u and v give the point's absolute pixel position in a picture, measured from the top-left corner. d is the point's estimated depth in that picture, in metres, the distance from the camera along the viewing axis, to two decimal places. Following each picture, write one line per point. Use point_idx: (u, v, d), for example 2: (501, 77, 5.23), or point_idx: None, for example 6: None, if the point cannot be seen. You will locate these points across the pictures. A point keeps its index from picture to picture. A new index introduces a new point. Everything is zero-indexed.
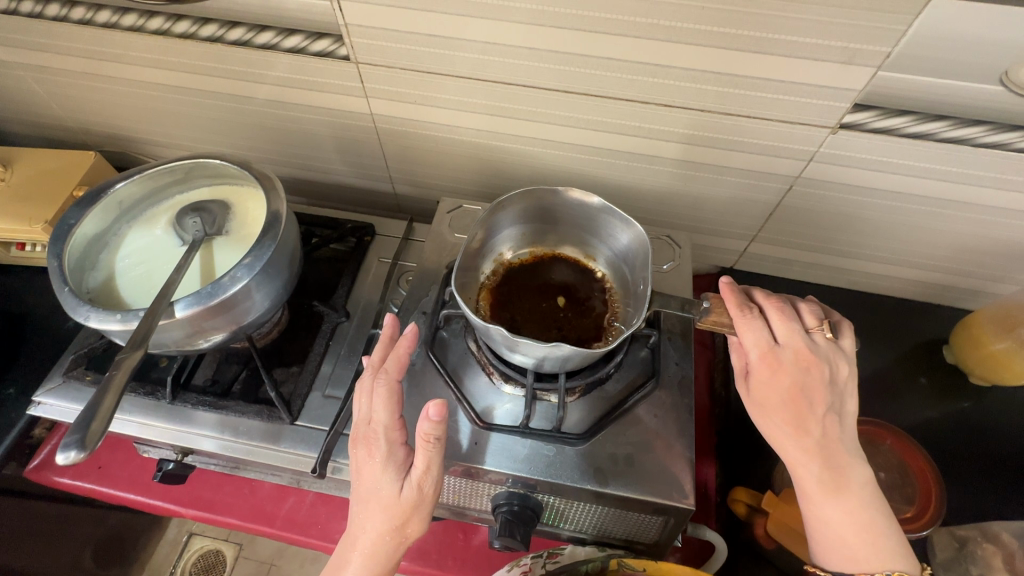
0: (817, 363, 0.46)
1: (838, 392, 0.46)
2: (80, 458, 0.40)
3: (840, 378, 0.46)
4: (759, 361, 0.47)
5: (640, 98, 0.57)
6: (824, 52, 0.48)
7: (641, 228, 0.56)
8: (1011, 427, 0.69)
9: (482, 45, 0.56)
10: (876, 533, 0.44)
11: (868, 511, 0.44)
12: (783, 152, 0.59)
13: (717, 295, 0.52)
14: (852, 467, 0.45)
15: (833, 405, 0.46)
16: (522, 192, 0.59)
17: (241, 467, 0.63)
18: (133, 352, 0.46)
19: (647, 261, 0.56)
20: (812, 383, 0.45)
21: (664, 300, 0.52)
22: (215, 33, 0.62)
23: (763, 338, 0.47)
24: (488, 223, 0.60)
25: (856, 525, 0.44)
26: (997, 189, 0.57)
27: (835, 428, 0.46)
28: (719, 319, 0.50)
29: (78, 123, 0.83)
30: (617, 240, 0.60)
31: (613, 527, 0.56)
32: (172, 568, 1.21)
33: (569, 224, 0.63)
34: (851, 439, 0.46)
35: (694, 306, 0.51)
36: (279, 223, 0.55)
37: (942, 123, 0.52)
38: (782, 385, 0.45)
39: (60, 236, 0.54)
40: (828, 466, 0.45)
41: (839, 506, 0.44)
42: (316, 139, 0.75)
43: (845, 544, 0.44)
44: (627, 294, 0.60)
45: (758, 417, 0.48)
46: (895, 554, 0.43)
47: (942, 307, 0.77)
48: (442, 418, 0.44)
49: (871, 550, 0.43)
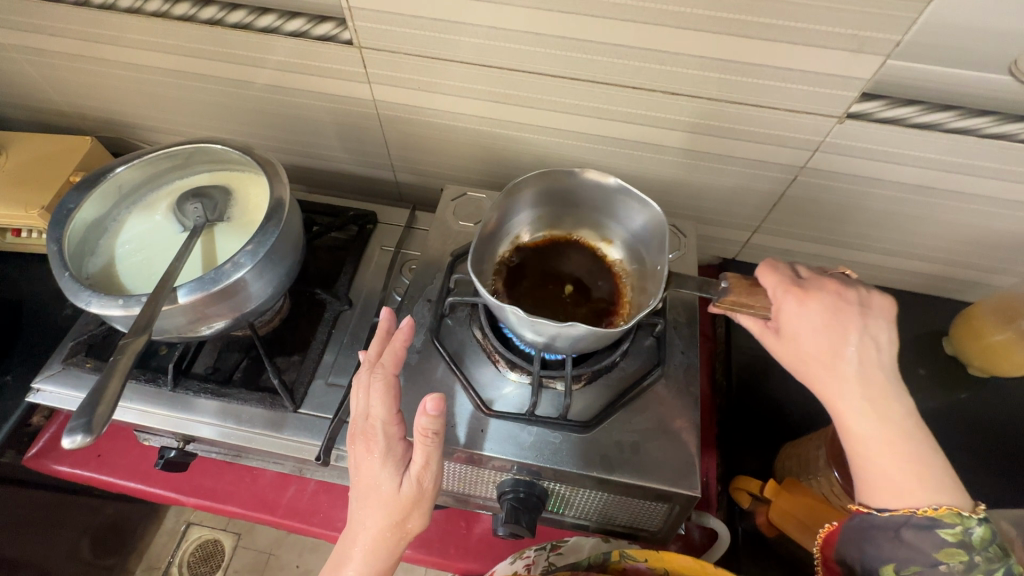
0: (843, 293, 0.46)
1: (873, 320, 0.45)
2: (86, 442, 0.40)
3: (872, 307, 0.46)
4: (785, 296, 0.47)
5: (647, 86, 0.57)
6: (834, 40, 0.48)
7: (658, 207, 0.56)
8: (1008, 419, 0.69)
9: (487, 30, 0.55)
10: (920, 465, 0.41)
11: (910, 442, 0.42)
12: (789, 142, 0.59)
13: (737, 274, 0.51)
14: (895, 399, 0.43)
15: (867, 330, 0.45)
16: (538, 173, 0.58)
17: (243, 455, 0.63)
18: (136, 338, 0.45)
19: (664, 240, 0.56)
20: (843, 311, 0.45)
21: (681, 280, 0.53)
22: (215, 16, 0.61)
23: (787, 277, 0.48)
24: (503, 207, 0.59)
25: (897, 457, 0.41)
26: (1001, 181, 0.57)
27: (872, 354, 0.44)
28: (738, 299, 0.49)
29: (73, 108, 0.82)
30: (633, 221, 0.60)
31: (617, 514, 0.57)
32: (170, 557, 1.21)
33: (585, 207, 0.62)
34: (890, 368, 0.44)
35: (712, 287, 0.51)
36: (282, 210, 0.54)
37: (948, 113, 0.52)
38: (811, 316, 0.46)
39: (60, 221, 0.53)
40: (865, 393, 0.43)
41: (879, 436, 0.42)
42: (316, 126, 0.74)
43: (891, 479, 0.41)
44: (643, 276, 0.61)
45: (790, 354, 0.47)
46: (943, 487, 0.40)
47: (942, 299, 0.78)
48: (441, 413, 0.44)
49: (916, 483, 0.40)
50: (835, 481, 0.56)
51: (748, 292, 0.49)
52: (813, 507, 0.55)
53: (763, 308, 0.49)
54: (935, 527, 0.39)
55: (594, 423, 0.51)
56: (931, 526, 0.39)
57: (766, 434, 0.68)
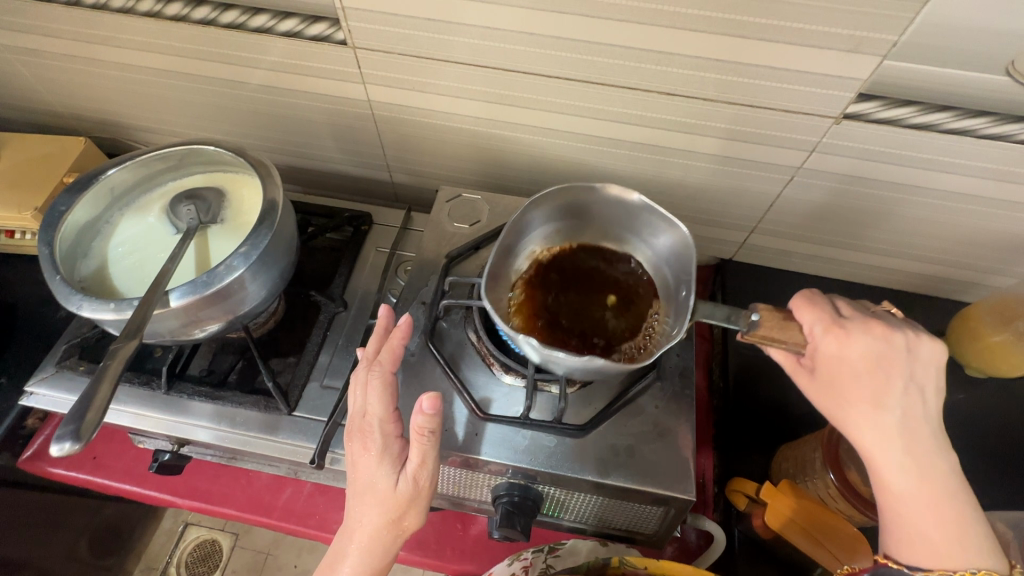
0: (889, 334, 0.44)
1: (918, 367, 0.43)
2: (74, 450, 0.40)
3: (920, 351, 0.44)
4: (825, 334, 0.45)
5: (642, 86, 0.56)
6: (830, 40, 0.48)
7: (686, 230, 0.55)
8: (1006, 419, 0.69)
9: (480, 30, 0.54)
10: (959, 526, 0.39)
11: (952, 502, 0.40)
12: (785, 142, 0.59)
13: (769, 306, 0.49)
14: (937, 453, 0.41)
15: (912, 378, 0.43)
16: (556, 189, 0.58)
17: (238, 458, 0.62)
18: (127, 342, 0.45)
19: (691, 263, 0.55)
20: (889, 355, 0.43)
21: (709, 309, 0.51)
22: (208, 15, 0.60)
23: (827, 315, 0.46)
24: (519, 223, 0.59)
25: (937, 517, 0.40)
26: (999, 181, 0.56)
27: (916, 404, 0.42)
28: (769, 334, 0.47)
29: (66, 108, 0.81)
30: (659, 240, 0.59)
31: (612, 517, 0.56)
32: (168, 558, 1.21)
33: (606, 222, 0.62)
34: (935, 420, 0.42)
35: (741, 317, 0.49)
36: (275, 212, 0.54)
37: (946, 114, 0.51)
38: (851, 358, 0.44)
39: (51, 223, 0.53)
40: (909, 446, 0.41)
41: (917, 491, 0.40)
42: (311, 126, 0.74)
43: (927, 538, 0.40)
44: (666, 297, 0.59)
45: (825, 398, 0.45)
46: (979, 549, 0.39)
47: (940, 299, 0.78)
48: (436, 411, 0.44)
49: (954, 545, 0.39)
50: (831, 485, 0.57)
51: (781, 327, 0.47)
52: (809, 510, 0.56)
53: (797, 345, 0.46)
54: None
55: (590, 425, 0.51)
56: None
57: (763, 436, 0.68)
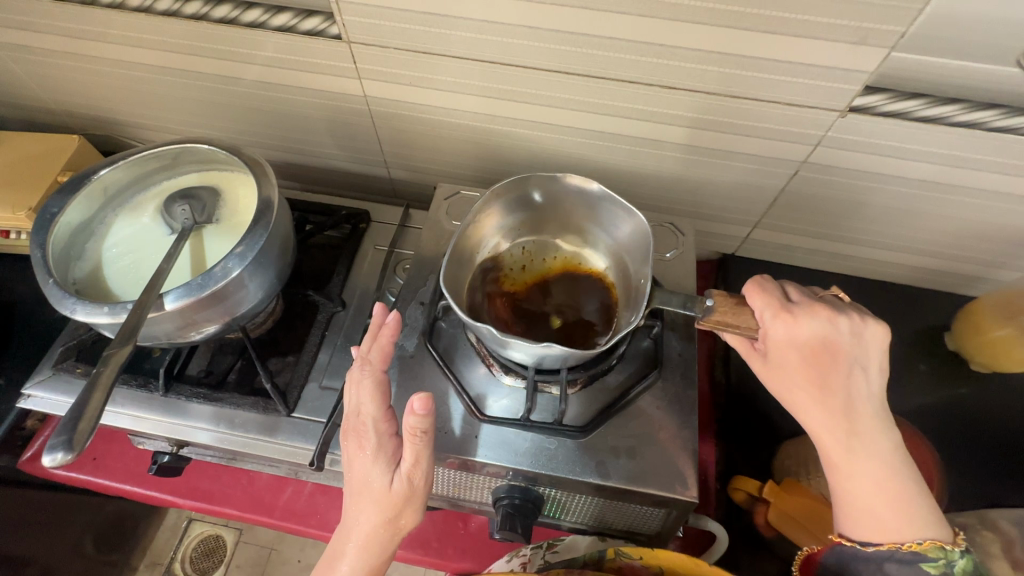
0: (837, 317, 0.44)
1: (861, 346, 0.43)
2: (67, 460, 0.39)
3: (865, 333, 0.44)
4: (773, 320, 0.45)
5: (645, 80, 0.55)
6: (838, 33, 0.46)
7: (643, 218, 0.55)
8: (1011, 415, 0.69)
9: (479, 24, 0.53)
10: (905, 501, 0.41)
11: (896, 477, 0.41)
12: (790, 136, 0.58)
13: (723, 291, 0.49)
14: (880, 431, 0.42)
15: (857, 359, 0.43)
16: (516, 178, 0.57)
17: (238, 459, 0.62)
18: (121, 348, 0.45)
19: (649, 250, 0.54)
20: (834, 338, 0.43)
21: (664, 297, 0.50)
22: (199, 11, 0.59)
23: (775, 301, 0.45)
24: (478, 214, 0.57)
25: (883, 493, 0.41)
26: (1007, 175, 0.55)
27: (860, 384, 0.43)
28: (723, 319, 0.47)
29: (61, 106, 0.80)
30: (620, 228, 0.58)
31: (613, 518, 0.56)
32: (172, 553, 1.22)
33: (569, 215, 0.60)
34: (878, 398, 0.43)
35: (697, 304, 0.49)
36: (270, 211, 0.53)
37: (955, 106, 0.50)
38: (798, 341, 0.44)
39: (43, 226, 0.52)
40: (852, 426, 0.42)
41: (865, 469, 0.41)
42: (308, 122, 0.73)
43: (875, 513, 0.41)
44: (627, 287, 0.58)
45: (775, 382, 0.45)
46: (925, 521, 0.40)
47: (946, 293, 0.77)
48: (428, 412, 0.42)
49: (901, 517, 0.40)
50: None
51: (734, 312, 0.47)
52: (811, 507, 0.55)
53: (747, 328, 0.46)
54: (918, 562, 0.39)
55: (591, 427, 0.50)
56: (914, 560, 0.39)
57: (765, 431, 0.68)
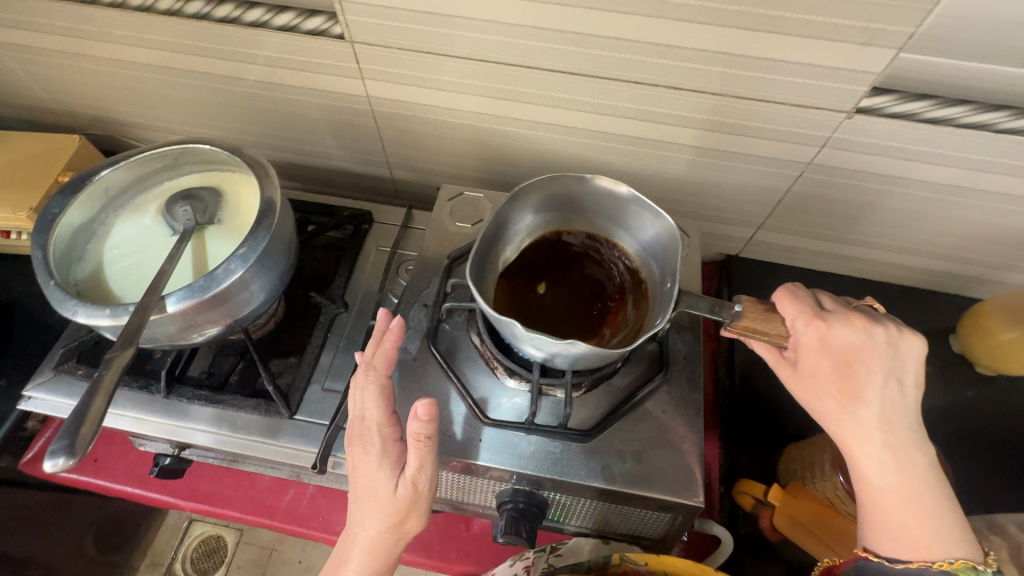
0: (872, 327, 0.43)
1: (898, 358, 0.43)
2: (69, 465, 0.38)
3: (901, 345, 0.43)
4: (806, 327, 0.44)
5: (649, 80, 0.55)
6: (845, 33, 0.46)
7: (672, 221, 0.54)
8: (1016, 419, 0.68)
9: (482, 24, 0.53)
10: (937, 518, 0.40)
11: (929, 494, 0.40)
12: (796, 137, 0.57)
13: (752, 297, 0.48)
14: (914, 445, 0.41)
15: (894, 372, 0.42)
16: (545, 178, 0.56)
17: (240, 461, 0.62)
18: (123, 351, 0.44)
19: (676, 255, 0.54)
20: (869, 348, 0.43)
21: (692, 301, 0.50)
22: (201, 10, 0.59)
23: (807, 307, 0.45)
24: (505, 211, 0.57)
25: (915, 509, 0.40)
26: (1014, 177, 0.55)
27: (896, 397, 0.42)
28: (752, 325, 0.47)
29: (61, 105, 0.80)
30: (645, 231, 0.57)
31: (617, 522, 0.56)
32: (173, 553, 1.21)
33: (593, 216, 0.60)
34: (914, 413, 0.42)
35: (725, 308, 0.49)
36: (272, 212, 0.53)
37: (963, 108, 0.50)
38: (832, 350, 0.43)
39: (44, 227, 0.51)
40: (885, 438, 0.41)
41: (897, 483, 0.41)
42: (310, 122, 0.72)
43: (906, 529, 0.40)
44: (653, 291, 0.57)
45: (806, 391, 0.45)
46: (957, 540, 0.40)
47: (951, 295, 0.76)
48: (431, 417, 0.42)
49: (933, 536, 0.40)
50: (840, 488, 0.53)
51: (763, 319, 0.47)
52: (818, 511, 0.55)
53: (777, 335, 0.46)
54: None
55: (595, 431, 0.50)
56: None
57: (770, 435, 0.67)
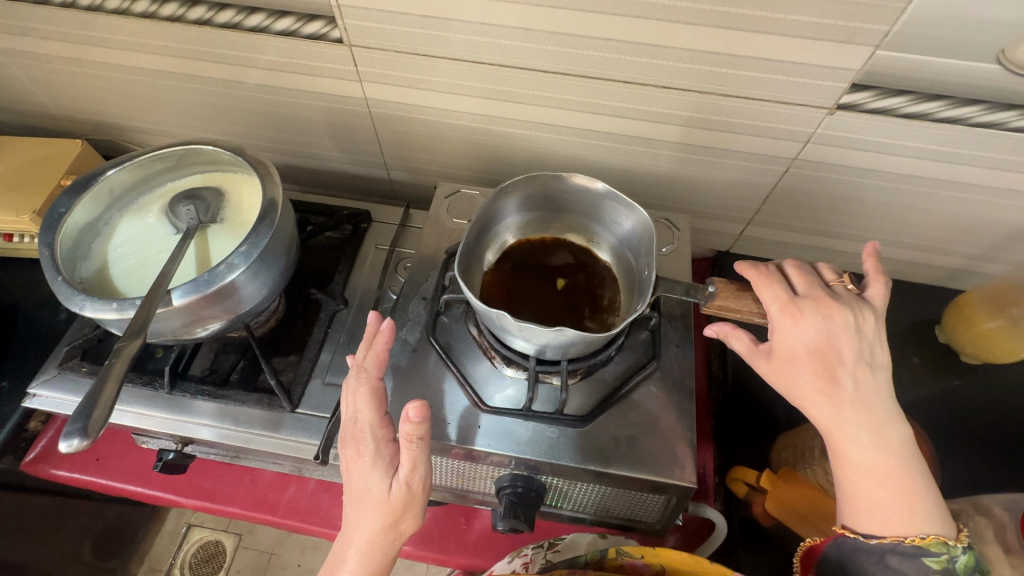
0: (840, 313, 0.46)
1: (865, 340, 0.45)
2: (82, 446, 0.40)
3: (867, 329, 0.46)
4: (780, 314, 0.47)
5: (639, 80, 0.57)
6: (824, 32, 0.48)
7: (645, 213, 0.55)
8: (1001, 405, 0.70)
9: (477, 26, 0.55)
10: (911, 495, 0.42)
11: (902, 472, 0.42)
12: (781, 134, 0.59)
13: (724, 279, 0.52)
14: (887, 425, 0.43)
15: (862, 355, 0.45)
16: (525, 177, 0.57)
17: (242, 456, 0.63)
18: (131, 342, 0.45)
19: (651, 244, 0.55)
20: (839, 333, 0.45)
21: (669, 285, 0.52)
22: (204, 16, 0.60)
23: (782, 295, 0.48)
24: (490, 210, 0.58)
25: (889, 487, 0.42)
26: (990, 168, 0.57)
27: (867, 379, 0.44)
28: (725, 304, 0.50)
29: (64, 111, 0.81)
30: (622, 226, 0.59)
31: (614, 506, 0.57)
32: (172, 559, 1.21)
33: (574, 212, 0.61)
34: (884, 394, 0.44)
35: (699, 291, 0.52)
36: (275, 210, 0.54)
37: (939, 103, 0.52)
38: (806, 336, 0.45)
39: (51, 225, 0.53)
40: (858, 419, 0.43)
41: (872, 462, 0.43)
42: (309, 124, 0.74)
43: (880, 506, 0.42)
44: (632, 282, 0.59)
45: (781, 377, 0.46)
46: (930, 515, 0.42)
47: (935, 288, 0.78)
48: (422, 419, 0.43)
49: (905, 512, 0.42)
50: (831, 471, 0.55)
51: (735, 297, 0.50)
52: (809, 497, 0.56)
53: (750, 313, 0.50)
54: (920, 555, 0.41)
55: (590, 417, 0.51)
56: (917, 553, 0.41)
57: (762, 424, 0.69)
